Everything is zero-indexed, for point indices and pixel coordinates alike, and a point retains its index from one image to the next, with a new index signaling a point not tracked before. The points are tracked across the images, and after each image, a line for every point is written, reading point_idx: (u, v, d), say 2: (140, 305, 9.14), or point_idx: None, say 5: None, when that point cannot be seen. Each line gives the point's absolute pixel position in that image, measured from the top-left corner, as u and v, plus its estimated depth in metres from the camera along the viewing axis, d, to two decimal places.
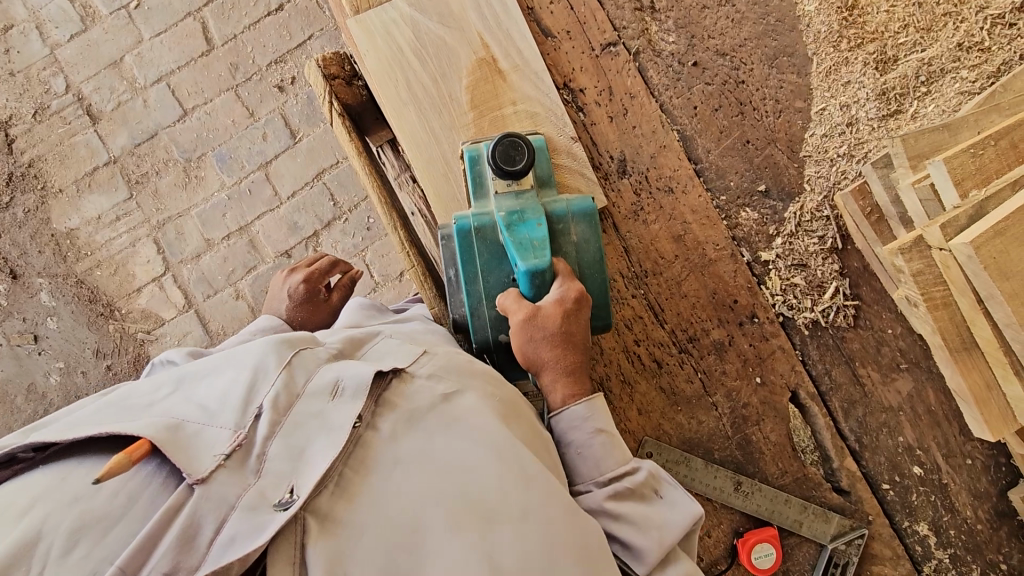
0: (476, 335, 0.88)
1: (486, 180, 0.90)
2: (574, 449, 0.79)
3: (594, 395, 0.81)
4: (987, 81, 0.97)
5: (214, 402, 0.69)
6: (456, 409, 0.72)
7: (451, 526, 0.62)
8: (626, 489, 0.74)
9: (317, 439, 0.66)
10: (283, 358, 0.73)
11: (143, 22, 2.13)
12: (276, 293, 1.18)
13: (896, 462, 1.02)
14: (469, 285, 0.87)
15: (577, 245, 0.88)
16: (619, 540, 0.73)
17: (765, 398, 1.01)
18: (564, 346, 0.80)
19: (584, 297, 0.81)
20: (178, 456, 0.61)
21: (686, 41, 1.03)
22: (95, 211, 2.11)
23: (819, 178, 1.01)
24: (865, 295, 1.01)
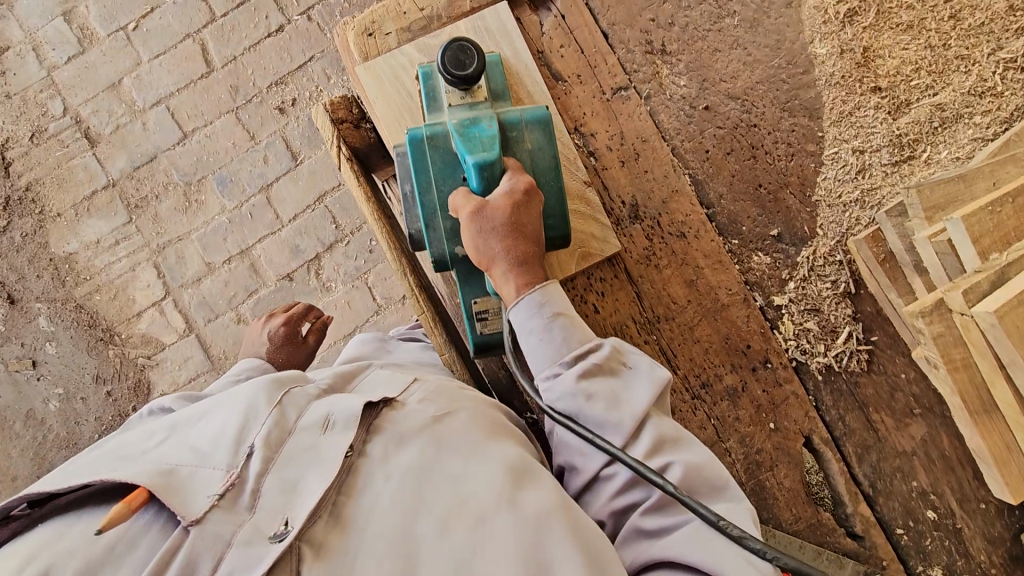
0: (432, 249, 0.87)
1: (440, 95, 0.90)
2: (535, 336, 0.80)
3: (549, 282, 0.82)
4: (999, 126, 0.97)
5: (206, 444, 0.72)
6: (444, 429, 0.77)
7: (441, 530, 0.65)
8: (593, 365, 0.78)
9: (309, 471, 0.69)
10: (273, 398, 0.77)
11: (141, 44, 2.11)
12: (255, 337, 1.29)
13: (910, 507, 1.01)
14: (422, 195, 0.86)
15: (531, 152, 0.87)
16: (589, 417, 0.77)
17: (779, 444, 1.00)
18: (514, 237, 0.79)
19: (534, 189, 0.81)
20: (172, 499, 0.63)
21: (698, 85, 1.02)
22: (95, 235, 2.08)
23: (831, 223, 1.00)
24: (878, 339, 1.01)
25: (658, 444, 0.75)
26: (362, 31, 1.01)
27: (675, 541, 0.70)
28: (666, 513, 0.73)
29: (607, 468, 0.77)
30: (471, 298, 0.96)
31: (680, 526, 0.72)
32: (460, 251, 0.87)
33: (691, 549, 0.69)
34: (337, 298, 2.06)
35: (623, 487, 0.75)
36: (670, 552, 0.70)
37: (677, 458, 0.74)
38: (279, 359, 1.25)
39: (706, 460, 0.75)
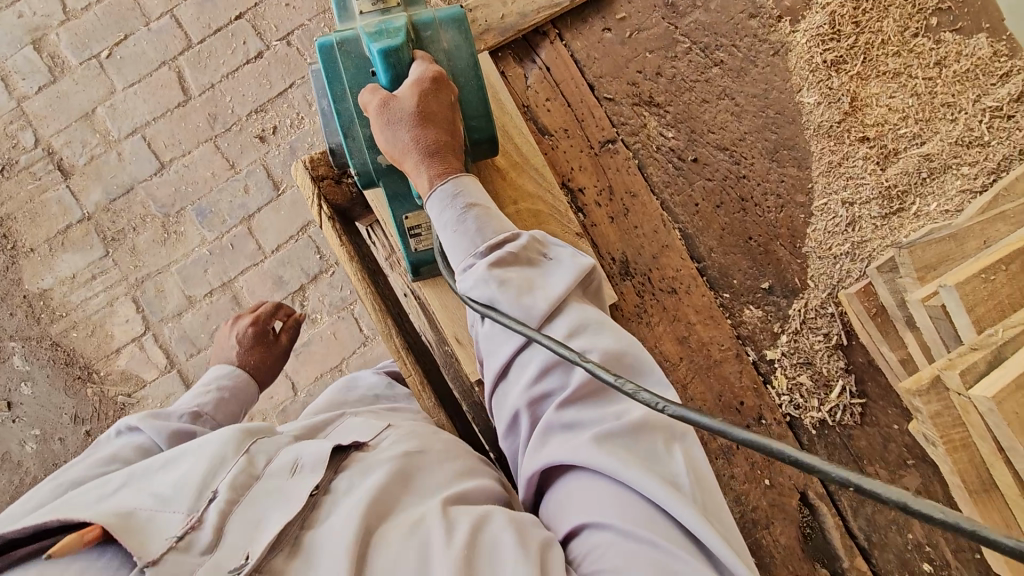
0: (353, 158, 0.87)
1: (351, 3, 0.87)
2: (450, 229, 0.77)
3: (464, 175, 0.80)
4: (987, 177, 0.96)
5: (168, 487, 0.64)
6: (412, 463, 0.72)
7: (394, 536, 0.59)
8: (509, 254, 0.73)
9: (274, 508, 0.63)
10: (240, 447, 0.70)
11: (115, 72, 2.05)
12: (222, 343, 1.17)
13: (905, 559, 1.00)
14: (338, 104, 0.84)
15: (446, 51, 0.85)
16: (499, 305, 0.71)
17: (774, 500, 0.99)
18: (424, 125, 0.77)
19: (442, 77, 0.79)
20: (128, 538, 0.55)
21: (686, 136, 1.00)
22: (70, 270, 2.02)
23: (822, 275, 0.99)
24: (870, 391, 1.00)
25: (575, 329, 0.68)
26: None
27: (581, 440, 0.62)
28: (585, 405, 0.65)
29: (521, 356, 0.70)
30: (401, 214, 0.93)
31: (594, 420, 0.64)
32: (383, 159, 0.87)
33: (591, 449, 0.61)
34: (324, 329, 2.02)
35: (536, 376, 0.68)
36: (570, 450, 0.62)
37: (591, 344, 0.66)
38: (254, 358, 1.13)
39: (628, 347, 0.67)
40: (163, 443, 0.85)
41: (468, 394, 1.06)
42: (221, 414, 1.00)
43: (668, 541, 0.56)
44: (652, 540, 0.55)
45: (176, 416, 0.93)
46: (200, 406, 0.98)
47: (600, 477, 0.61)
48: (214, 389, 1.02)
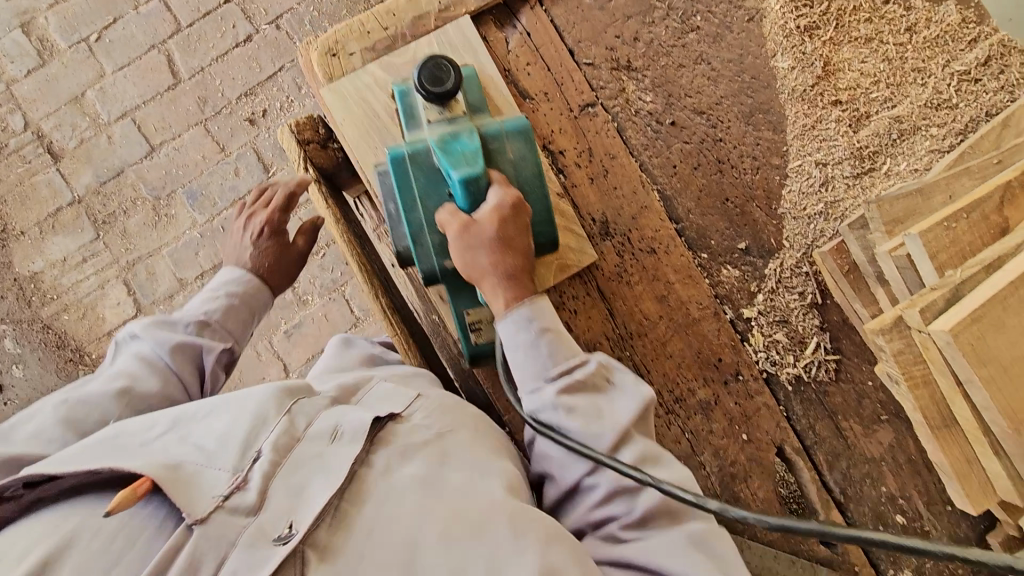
0: (421, 264, 0.88)
1: (419, 111, 0.90)
2: (522, 350, 0.80)
3: (537, 296, 0.82)
4: (955, 138, 0.99)
5: (212, 441, 0.69)
6: (447, 447, 0.75)
7: (442, 540, 0.63)
8: (578, 380, 0.78)
9: (316, 477, 0.67)
10: (281, 408, 0.74)
11: (104, 56, 2.06)
12: (235, 242, 1.07)
13: (879, 511, 1.03)
14: (408, 215, 0.86)
15: (514, 163, 0.88)
16: (570, 430, 0.76)
17: (751, 455, 1.01)
18: (503, 252, 0.81)
19: (521, 202, 0.83)
20: (179, 496, 0.61)
21: (664, 101, 1.03)
22: (61, 253, 2.03)
23: (797, 235, 1.02)
24: (845, 348, 1.03)
25: (641, 459, 0.75)
26: (325, 51, 0.99)
27: (671, 543, 0.71)
28: (646, 528, 0.74)
29: (588, 479, 0.76)
30: (463, 309, 0.96)
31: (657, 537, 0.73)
32: (450, 264, 0.88)
33: (680, 557, 0.70)
34: (315, 311, 2.03)
35: (602, 499, 0.75)
36: (654, 558, 0.70)
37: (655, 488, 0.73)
38: (264, 264, 1.06)
39: (684, 481, 0.76)
40: (163, 354, 0.89)
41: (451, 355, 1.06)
42: (229, 322, 0.98)
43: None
44: None
45: (182, 325, 0.94)
46: (206, 315, 0.96)
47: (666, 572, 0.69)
48: (222, 296, 0.99)
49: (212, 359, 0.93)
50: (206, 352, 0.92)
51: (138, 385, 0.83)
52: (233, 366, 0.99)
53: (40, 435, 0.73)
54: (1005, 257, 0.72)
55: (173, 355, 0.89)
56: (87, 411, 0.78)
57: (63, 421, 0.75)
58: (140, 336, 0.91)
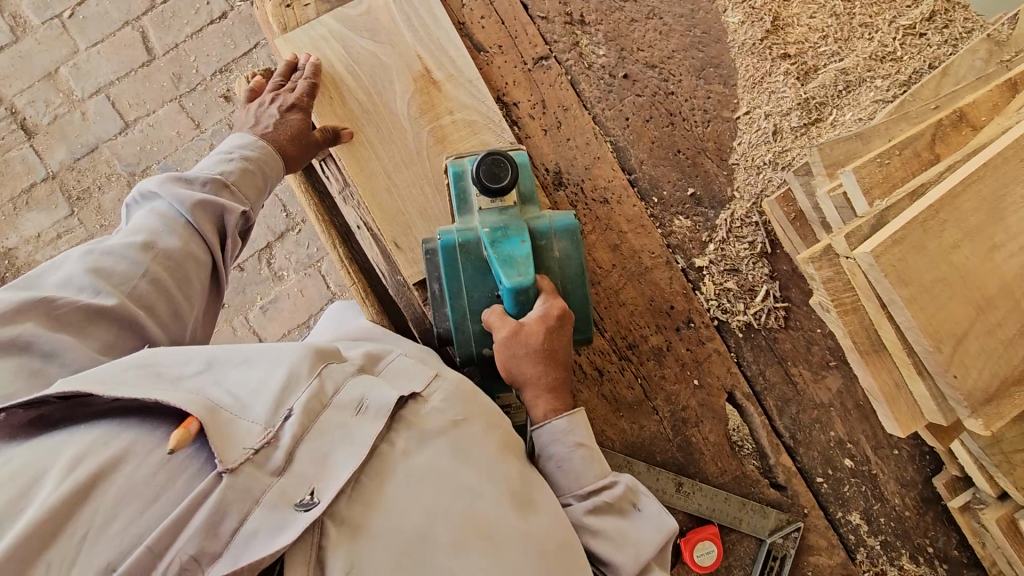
0: (459, 347, 0.86)
1: (471, 196, 0.86)
2: (553, 463, 0.76)
3: (576, 409, 0.78)
4: (900, 88, 1.01)
5: (247, 390, 0.65)
6: (469, 433, 0.72)
7: (459, 537, 0.62)
8: (606, 505, 0.73)
9: (340, 446, 0.64)
10: (314, 366, 0.69)
11: (77, 32, 2.06)
12: (247, 119, 0.93)
13: (829, 455, 1.05)
14: (453, 300, 0.85)
15: (560, 262, 0.85)
16: (596, 556, 0.72)
17: (703, 400, 1.03)
18: (547, 363, 0.78)
19: (567, 314, 0.80)
20: (216, 442, 0.58)
21: (616, 55, 1.05)
22: (35, 229, 2.02)
23: (747, 186, 1.04)
24: (794, 297, 1.05)
25: None
26: (280, 2, 1.01)
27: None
28: None
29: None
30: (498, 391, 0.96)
31: None
32: (487, 350, 0.86)
33: None
34: (290, 286, 2.04)
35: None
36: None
37: None
38: (285, 139, 0.91)
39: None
40: (183, 212, 0.77)
41: (409, 305, 1.06)
42: (249, 188, 0.85)
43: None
44: None
45: (199, 183, 0.81)
46: (224, 176, 0.83)
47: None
48: (237, 159, 0.85)
49: (234, 222, 0.81)
50: (228, 213, 0.80)
51: (160, 242, 0.75)
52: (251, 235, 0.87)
53: (70, 283, 0.69)
54: (929, 183, 0.75)
55: (193, 215, 0.78)
56: (113, 265, 0.72)
57: (92, 272, 0.70)
58: (155, 194, 0.79)
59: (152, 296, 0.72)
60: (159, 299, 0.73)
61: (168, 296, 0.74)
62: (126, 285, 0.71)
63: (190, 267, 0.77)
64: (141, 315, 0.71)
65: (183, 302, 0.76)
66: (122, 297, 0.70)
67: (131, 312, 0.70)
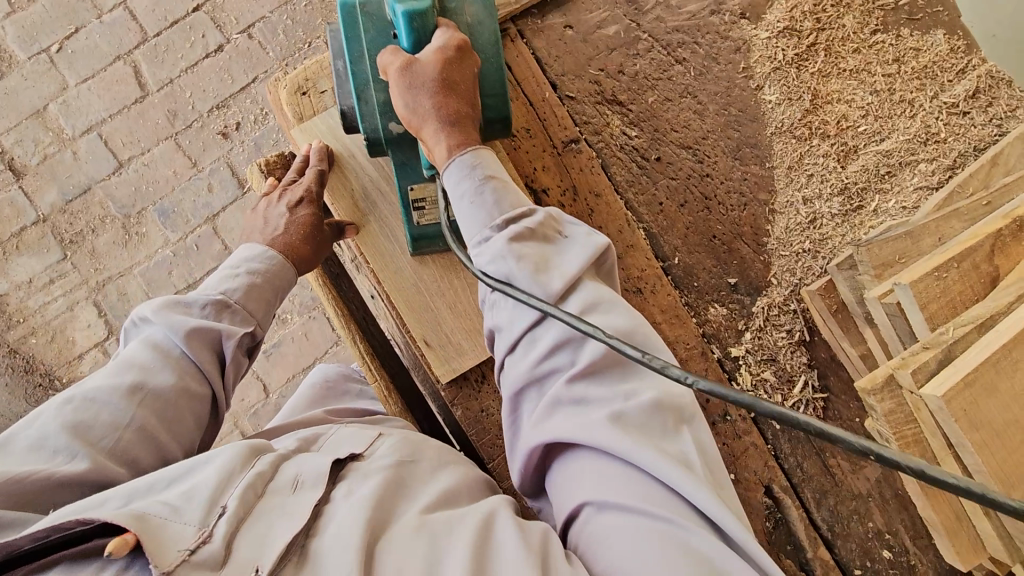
0: (364, 123, 0.79)
1: None
2: (466, 200, 0.70)
3: (482, 146, 0.73)
4: (944, 174, 0.97)
5: (175, 496, 0.57)
6: (414, 476, 0.64)
7: (406, 543, 0.53)
8: (526, 229, 0.66)
9: (281, 523, 0.56)
10: (246, 460, 0.62)
11: (66, 66, 1.97)
12: (258, 220, 0.88)
13: (867, 547, 1.01)
14: (353, 65, 0.78)
15: (470, 24, 0.79)
16: (520, 280, 0.64)
17: (740, 494, 1.00)
18: (445, 93, 0.71)
19: (467, 47, 0.74)
20: (146, 543, 0.50)
21: (650, 135, 1.00)
22: (26, 274, 1.94)
23: (785, 273, 1.00)
24: (833, 385, 1.00)
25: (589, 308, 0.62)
26: (295, 89, 0.95)
27: (592, 418, 0.56)
28: (594, 384, 0.59)
29: (532, 334, 0.63)
30: (405, 184, 0.87)
31: (601, 400, 0.58)
32: (395, 128, 0.80)
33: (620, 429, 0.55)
34: (294, 329, 1.92)
35: (548, 351, 0.61)
36: (587, 429, 0.56)
37: (597, 408, 0.57)
38: (301, 239, 0.85)
39: (640, 323, 0.62)
40: (178, 343, 0.70)
41: (429, 385, 0.99)
42: (255, 303, 0.79)
43: (682, 517, 0.51)
44: (654, 514, 0.51)
45: (198, 306, 0.75)
46: (227, 295, 0.77)
47: (605, 456, 0.56)
48: (244, 274, 0.79)
49: (234, 347, 0.74)
50: (227, 338, 0.74)
51: (150, 381, 0.67)
52: (258, 353, 0.80)
53: (43, 445, 0.59)
54: (998, 315, 0.72)
55: (189, 344, 0.71)
56: (93, 418, 0.62)
57: (69, 429, 0.60)
58: (149, 320, 0.72)
59: (137, 450, 0.63)
60: (145, 450, 0.64)
61: (158, 446, 0.65)
62: (107, 440, 0.61)
63: (183, 404, 0.69)
64: (122, 474, 0.61)
65: (173, 447, 0.66)
66: (100, 459, 0.60)
67: (116, 474, 0.60)
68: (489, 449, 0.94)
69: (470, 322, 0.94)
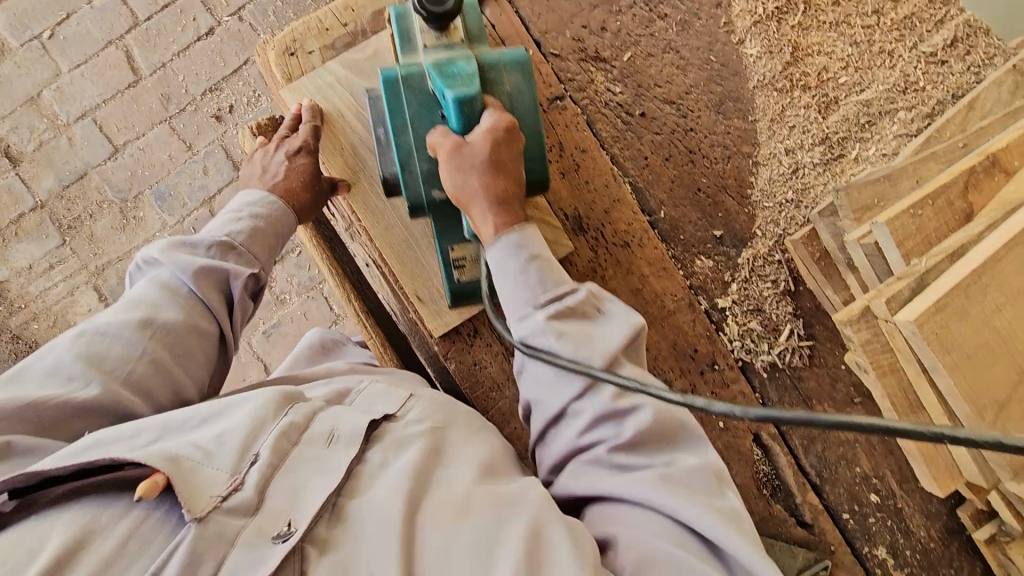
0: (408, 193, 0.80)
1: (415, 32, 0.81)
2: (510, 279, 0.72)
3: (527, 224, 0.75)
4: (923, 121, 0.99)
5: (209, 439, 0.61)
6: (444, 441, 0.68)
7: (443, 520, 0.57)
8: (570, 308, 0.70)
9: (315, 481, 0.60)
10: (279, 409, 0.65)
11: (59, 53, 1.98)
12: (256, 170, 0.89)
13: (854, 491, 1.04)
14: (397, 137, 0.79)
15: (510, 95, 0.80)
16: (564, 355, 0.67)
17: (728, 442, 1.02)
18: (495, 173, 0.74)
19: (516, 127, 0.75)
20: (181, 489, 0.54)
21: (633, 91, 1.02)
22: (26, 260, 1.96)
23: (769, 223, 1.01)
24: (818, 333, 1.03)
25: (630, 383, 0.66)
26: (283, 50, 0.97)
27: (637, 478, 0.61)
28: (636, 452, 0.64)
29: (576, 404, 0.67)
30: (448, 245, 0.89)
31: (645, 465, 0.63)
32: (439, 195, 0.81)
33: (662, 491, 0.60)
34: (293, 310, 1.93)
35: (589, 425, 0.66)
36: (634, 490, 0.61)
37: (640, 471, 0.62)
38: (297, 187, 0.87)
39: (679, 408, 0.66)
40: (186, 281, 0.73)
41: (423, 344, 1.01)
42: (259, 247, 0.81)
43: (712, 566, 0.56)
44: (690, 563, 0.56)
45: (204, 247, 0.77)
46: (231, 237, 0.79)
47: (647, 510, 0.60)
48: (247, 218, 0.81)
49: (241, 287, 0.76)
50: (234, 278, 0.76)
51: (159, 316, 0.69)
52: (263, 296, 0.82)
53: (59, 373, 0.62)
54: (969, 244, 0.78)
55: (196, 283, 0.73)
56: (106, 348, 0.65)
57: (83, 359, 0.64)
58: (158, 261, 0.74)
59: (150, 380, 0.66)
60: (157, 382, 0.67)
61: (170, 379, 0.68)
62: (120, 371, 0.64)
63: (192, 340, 0.71)
64: (138, 404, 0.65)
65: (184, 380, 0.70)
66: (113, 386, 0.63)
67: (127, 402, 0.64)
68: (484, 402, 0.96)
69: None
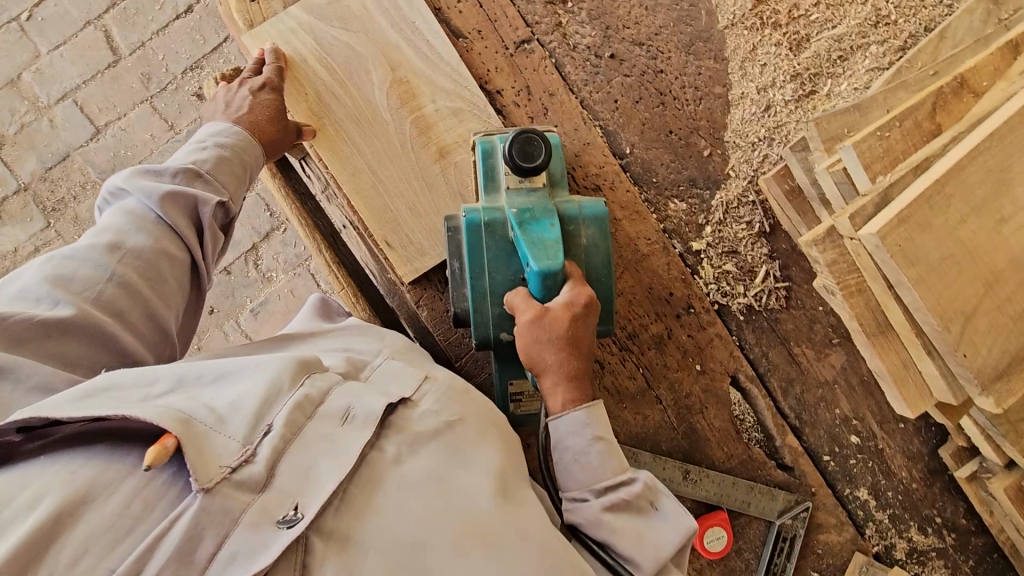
0: (477, 331, 0.80)
1: (499, 174, 0.83)
2: (568, 455, 0.69)
3: (594, 401, 0.71)
4: (896, 54, 0.97)
5: (223, 405, 0.56)
6: (461, 436, 0.64)
7: (459, 549, 0.53)
8: (623, 500, 0.66)
9: (326, 461, 0.55)
10: (297, 376, 0.60)
11: (38, 35, 1.97)
12: (218, 106, 0.88)
13: (834, 433, 1.03)
14: (473, 279, 0.79)
15: (587, 249, 0.80)
16: (617, 550, 0.64)
17: (706, 386, 1.01)
18: (570, 350, 0.71)
19: (595, 304, 0.73)
20: (192, 457, 0.50)
21: (602, 33, 1.01)
22: (11, 243, 1.96)
23: (743, 163, 1.00)
24: (795, 276, 1.02)
25: None
26: None
27: None
28: None
29: None
30: (508, 378, 0.86)
31: None
32: (506, 336, 0.80)
33: None
34: (280, 287, 1.89)
35: None
36: None
37: None
38: (262, 119, 0.86)
39: None
40: (153, 208, 0.72)
41: (396, 295, 1.00)
42: (226, 176, 0.79)
43: None
44: None
45: (169, 175, 0.76)
46: (197, 165, 0.78)
47: None
48: (211, 146, 0.80)
49: (210, 214, 0.75)
50: (202, 205, 0.75)
51: (127, 241, 0.69)
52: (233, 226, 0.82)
53: (28, 294, 0.62)
54: (933, 156, 0.83)
55: (162, 208, 0.72)
56: (74, 271, 0.65)
57: (51, 281, 0.64)
58: (124, 191, 0.74)
59: (120, 301, 0.66)
60: (129, 305, 0.67)
61: (142, 303, 0.68)
62: (89, 292, 0.65)
63: (164, 265, 0.71)
64: (109, 321, 0.64)
65: (159, 306, 0.69)
66: (85, 307, 0.63)
67: (98, 321, 0.63)
68: (457, 348, 0.97)
69: (433, 223, 0.95)
